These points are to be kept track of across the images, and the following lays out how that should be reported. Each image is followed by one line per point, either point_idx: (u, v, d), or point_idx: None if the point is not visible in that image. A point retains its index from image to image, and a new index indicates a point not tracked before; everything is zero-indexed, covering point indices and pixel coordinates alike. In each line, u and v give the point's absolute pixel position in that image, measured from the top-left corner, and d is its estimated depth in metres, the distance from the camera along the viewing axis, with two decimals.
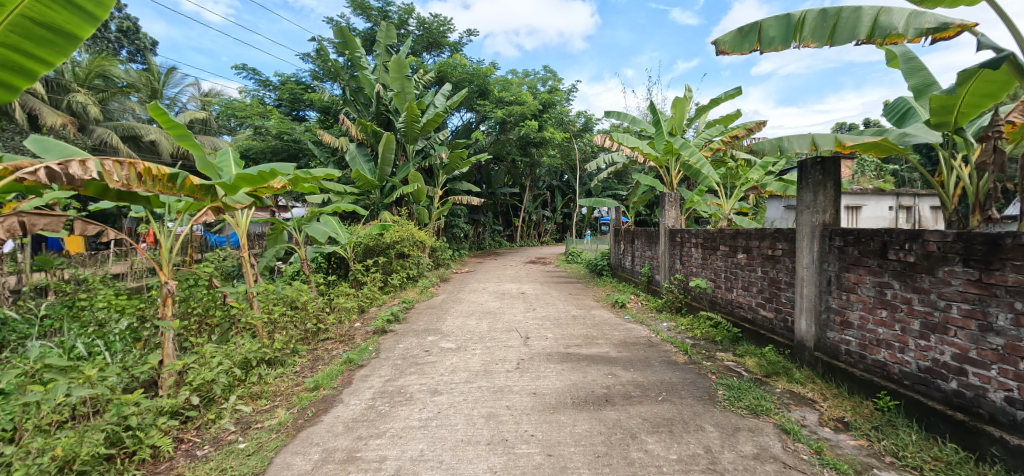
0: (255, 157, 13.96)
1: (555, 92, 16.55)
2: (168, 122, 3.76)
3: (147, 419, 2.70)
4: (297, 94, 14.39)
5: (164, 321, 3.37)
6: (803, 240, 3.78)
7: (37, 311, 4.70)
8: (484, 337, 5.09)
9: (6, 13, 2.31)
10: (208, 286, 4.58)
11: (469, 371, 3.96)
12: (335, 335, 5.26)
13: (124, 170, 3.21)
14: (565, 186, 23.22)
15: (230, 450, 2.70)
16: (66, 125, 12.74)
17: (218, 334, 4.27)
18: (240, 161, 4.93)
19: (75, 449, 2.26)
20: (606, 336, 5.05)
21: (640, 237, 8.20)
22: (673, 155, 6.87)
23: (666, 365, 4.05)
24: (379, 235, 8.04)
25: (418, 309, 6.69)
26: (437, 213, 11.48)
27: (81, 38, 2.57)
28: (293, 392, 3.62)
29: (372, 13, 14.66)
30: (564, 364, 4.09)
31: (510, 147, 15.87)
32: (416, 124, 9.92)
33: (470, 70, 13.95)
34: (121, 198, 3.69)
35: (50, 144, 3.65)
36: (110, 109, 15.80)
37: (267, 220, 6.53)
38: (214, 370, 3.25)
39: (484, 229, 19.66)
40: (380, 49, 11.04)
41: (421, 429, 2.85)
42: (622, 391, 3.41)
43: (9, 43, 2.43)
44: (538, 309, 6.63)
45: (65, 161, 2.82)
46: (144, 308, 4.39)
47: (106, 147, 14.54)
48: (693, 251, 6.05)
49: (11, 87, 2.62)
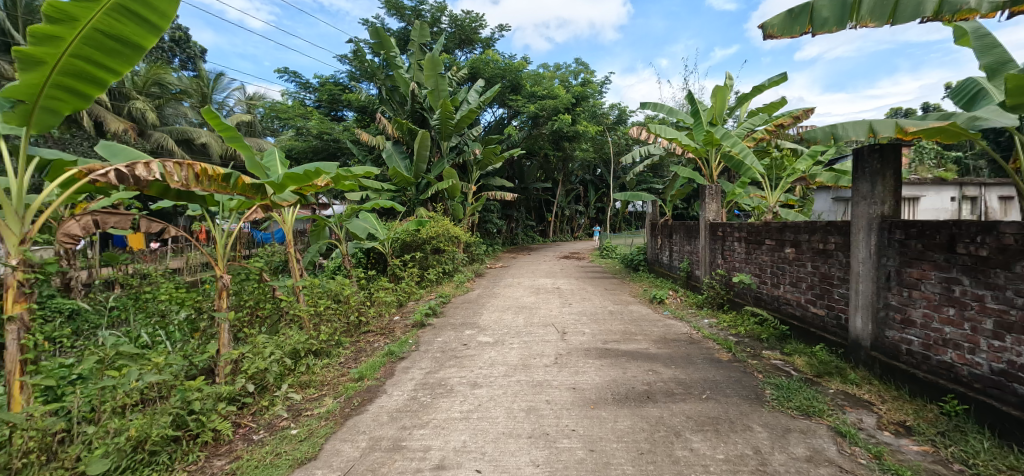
0: (297, 156, 14.50)
1: (588, 84, 16.31)
2: (219, 125, 3.97)
3: (209, 404, 2.87)
4: (335, 94, 14.84)
5: (220, 312, 3.57)
6: (858, 233, 3.56)
7: (105, 303, 5.06)
8: (521, 331, 5.12)
9: (80, 27, 2.47)
10: (259, 279, 4.85)
11: (508, 364, 3.98)
12: (376, 328, 5.39)
13: (184, 171, 3.41)
14: (598, 180, 22.95)
15: (283, 435, 2.84)
16: (128, 130, 13.69)
17: (267, 326, 4.52)
18: (286, 161, 5.12)
19: (146, 430, 2.44)
20: (645, 333, 4.95)
21: (678, 231, 7.97)
22: (714, 145, 6.65)
23: (709, 363, 3.93)
24: (415, 231, 8.19)
25: (455, 304, 6.76)
26: (471, 209, 11.57)
27: (145, 47, 2.76)
28: (339, 382, 3.77)
29: (405, 12, 14.88)
30: (603, 360, 4.04)
31: (543, 142, 15.80)
32: (451, 121, 10.02)
33: (502, 65, 13.95)
34: (180, 198, 3.94)
35: (117, 149, 3.92)
36: (166, 114, 16.85)
37: (309, 217, 6.74)
38: (267, 360, 3.43)
39: (516, 224, 19.72)
40: (414, 47, 11.20)
41: (462, 421, 2.90)
42: (664, 388, 3.34)
43: (82, 55, 2.60)
44: (574, 304, 6.60)
45: (131, 164, 3.02)
46: (200, 301, 4.70)
47: (163, 150, 15.50)
48: (735, 246, 5.83)
49: (85, 95, 2.81)
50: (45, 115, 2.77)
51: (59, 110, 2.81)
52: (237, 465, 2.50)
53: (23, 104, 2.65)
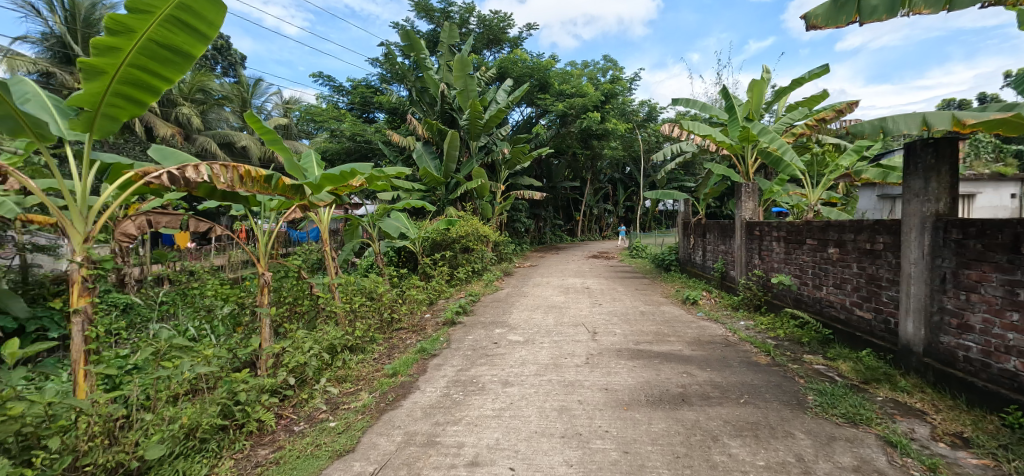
0: (331, 158, 14.94)
1: (617, 82, 16.09)
2: (261, 128, 4.15)
3: (253, 396, 3.00)
4: (367, 97, 15.20)
5: (262, 308, 3.73)
6: (909, 233, 3.37)
7: (156, 298, 5.35)
8: (551, 331, 5.11)
9: (137, 37, 2.63)
10: (297, 277, 5.03)
11: (539, 364, 3.98)
12: (408, 325, 5.51)
13: (229, 173, 3.57)
14: (627, 179, 22.64)
15: (322, 427, 2.95)
16: (175, 134, 14.46)
17: (306, 322, 4.68)
18: (322, 163, 5.28)
19: (197, 418, 2.57)
20: (678, 334, 4.85)
21: (712, 230, 7.76)
22: (750, 142, 6.43)
23: (746, 366, 3.81)
24: (445, 230, 8.30)
25: (485, 303, 6.81)
26: (500, 208, 11.61)
27: (195, 56, 2.91)
28: (374, 377, 3.87)
29: (434, 14, 15.08)
30: (635, 361, 3.98)
31: (571, 140, 15.69)
32: (480, 121, 10.10)
33: (531, 64, 13.92)
34: (225, 198, 4.14)
35: (167, 152, 4.16)
36: (210, 119, 17.70)
37: (344, 216, 6.93)
38: (306, 354, 3.56)
39: (544, 223, 19.68)
40: (444, 49, 11.33)
41: (495, 419, 2.92)
42: (699, 391, 3.26)
43: (138, 64, 2.75)
44: (604, 304, 6.53)
45: (182, 166, 3.18)
46: (243, 297, 4.92)
47: (207, 153, 16.30)
48: (774, 245, 5.63)
49: (140, 102, 2.97)
50: (105, 121, 2.95)
51: (117, 116, 2.98)
52: (280, 454, 2.62)
53: (86, 111, 2.83)
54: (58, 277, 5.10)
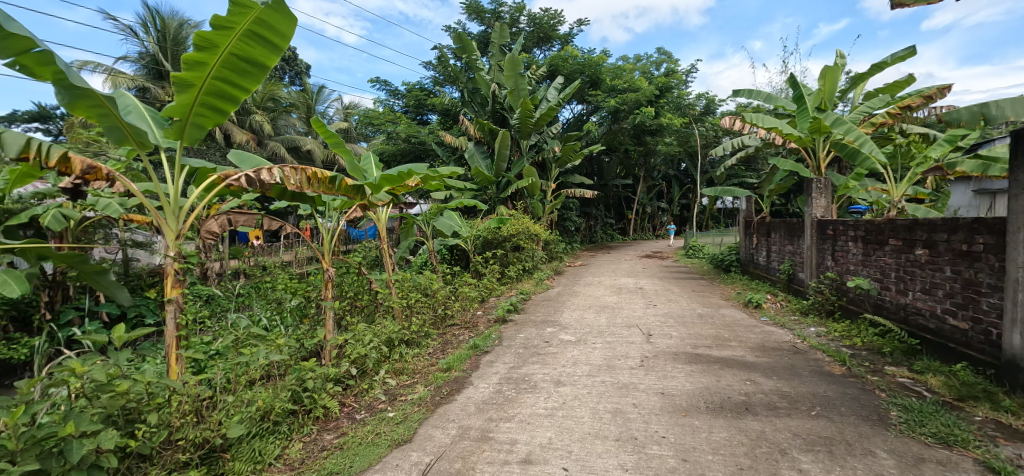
0: (387, 160, 15.58)
1: (672, 75, 15.51)
2: (326, 133, 4.40)
3: (320, 384, 3.20)
4: (421, 99, 15.70)
5: (327, 301, 3.96)
6: (1017, 232, 2.97)
7: (234, 290, 5.83)
8: (604, 331, 5.02)
9: (219, 51, 2.88)
10: (358, 273, 5.30)
11: (591, 364, 3.93)
12: (460, 322, 5.65)
13: (298, 175, 3.80)
14: (682, 175, 21.77)
15: (381, 417, 3.09)
16: (249, 140, 15.71)
17: (365, 315, 4.91)
18: (381, 164, 5.52)
19: (271, 402, 2.79)
20: (740, 339, 4.60)
21: (778, 229, 7.27)
22: (822, 133, 5.96)
23: (817, 376, 3.55)
24: (496, 228, 8.40)
25: (535, 301, 6.82)
26: (550, 206, 11.56)
27: (269, 67, 3.13)
28: (429, 371, 4.00)
29: (485, 16, 15.28)
30: (693, 366, 3.83)
31: (624, 137, 15.31)
32: (530, 120, 10.13)
33: (582, 61, 13.73)
34: (294, 198, 4.44)
35: (245, 156, 4.53)
36: (280, 126, 19.04)
37: (400, 215, 7.21)
38: (367, 346, 3.75)
39: (595, 222, 19.38)
40: (495, 49, 11.46)
41: (548, 417, 2.92)
42: (765, 400, 3.08)
43: (221, 76, 3.00)
44: (659, 305, 6.33)
45: (258, 169, 3.44)
46: (309, 291, 5.26)
47: (277, 157, 17.55)
48: (849, 246, 5.19)
49: (222, 111, 3.22)
50: (194, 130, 3.22)
51: (203, 125, 3.25)
52: (344, 440, 2.78)
53: (177, 120, 3.11)
54: (153, 270, 5.71)
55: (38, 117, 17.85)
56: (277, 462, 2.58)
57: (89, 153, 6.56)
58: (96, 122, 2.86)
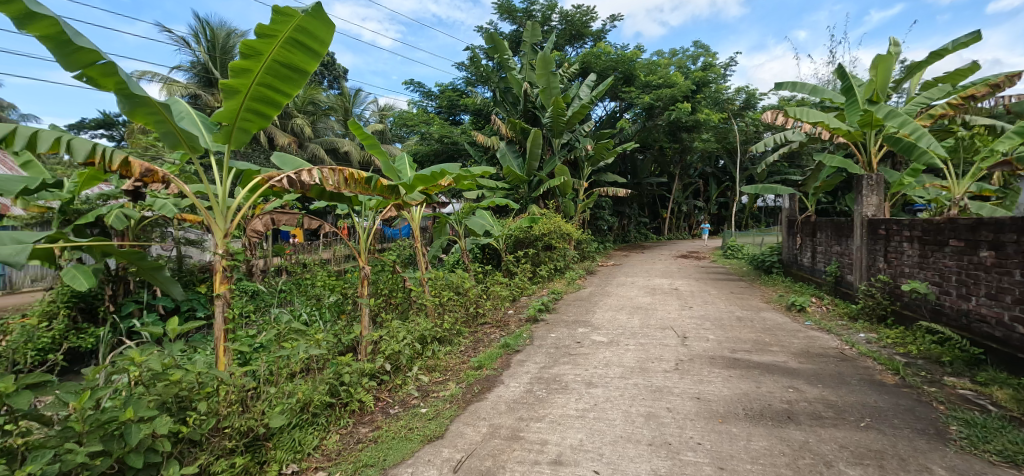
0: (421, 160, 15.87)
1: (709, 69, 15.01)
2: (362, 135, 4.52)
3: (356, 378, 3.30)
4: (454, 100, 15.90)
5: (362, 298, 4.07)
6: None
7: (277, 286, 6.11)
8: (637, 333, 4.92)
9: (263, 58, 3.01)
10: (393, 271, 5.42)
11: (624, 366, 3.86)
12: (492, 320, 5.68)
13: (336, 176, 3.93)
14: (720, 173, 21.03)
15: (414, 412, 3.15)
16: (291, 143, 16.39)
17: (399, 312, 5.02)
18: (414, 164, 5.62)
19: (309, 395, 2.90)
20: (782, 344, 4.40)
21: (824, 229, 6.90)
22: (874, 127, 5.61)
23: (867, 385, 3.34)
24: (528, 228, 8.40)
25: (567, 301, 6.77)
26: (582, 205, 11.45)
27: (309, 72, 3.24)
28: (461, 368, 4.05)
29: (517, 15, 15.27)
30: (731, 370, 3.69)
31: (658, 134, 14.96)
32: (562, 118, 10.06)
33: (615, 57, 13.50)
34: (333, 199, 4.60)
35: (287, 158, 4.73)
36: (319, 128, 19.75)
37: (433, 215, 7.34)
38: (400, 343, 3.83)
39: (628, 221, 19.03)
40: (527, 48, 11.45)
41: (579, 419, 2.89)
42: (808, 409, 2.93)
43: (264, 82, 3.14)
44: (695, 307, 6.14)
45: (299, 171, 3.59)
46: (346, 288, 5.42)
47: (316, 159, 18.22)
48: (904, 247, 4.86)
49: (266, 116, 3.36)
50: (240, 134, 3.38)
51: (249, 129, 3.40)
52: (378, 434, 2.85)
53: (226, 125, 3.28)
54: (204, 266, 6.06)
55: (105, 124, 19.30)
56: (316, 453, 2.68)
57: (148, 156, 7.03)
58: (153, 128, 3.06)
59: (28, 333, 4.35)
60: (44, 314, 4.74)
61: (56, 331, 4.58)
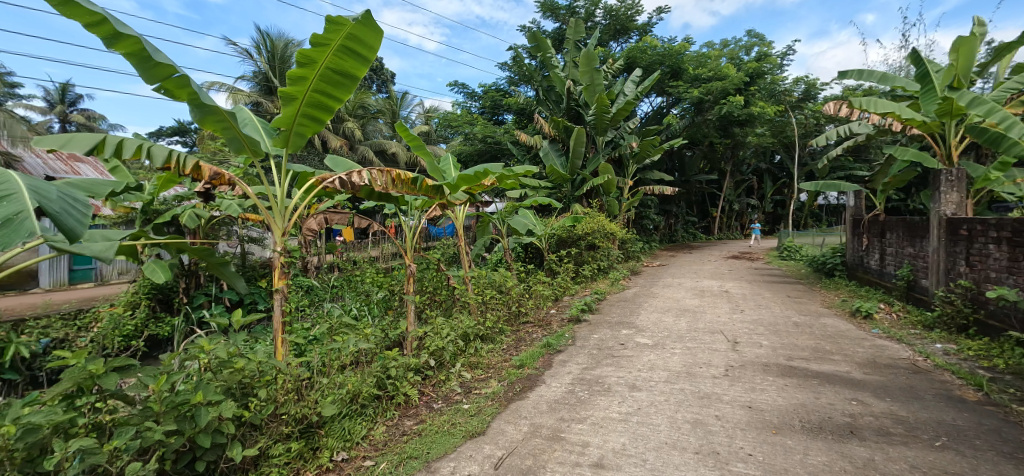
0: (465, 160, 16.15)
1: (765, 59, 14.20)
2: (409, 136, 4.65)
3: (401, 372, 3.41)
4: (497, 100, 16.03)
5: (409, 295, 4.20)
6: None
7: (329, 282, 6.42)
8: (684, 336, 4.75)
9: (318, 66, 3.17)
10: (437, 269, 5.54)
11: (670, 370, 3.74)
12: (534, 319, 5.68)
13: (384, 177, 4.07)
14: (776, 169, 19.86)
15: (457, 408, 3.21)
16: (342, 146, 17.17)
17: (443, 309, 5.13)
18: (458, 164, 5.72)
19: (359, 387, 3.02)
20: (844, 353, 4.09)
21: (895, 228, 6.34)
22: (954, 117, 5.09)
23: (944, 401, 3.04)
24: (571, 227, 8.33)
25: (611, 301, 6.66)
26: (627, 204, 11.19)
27: (358, 78, 3.37)
28: (503, 366, 4.08)
29: (560, 12, 15.13)
30: (786, 379, 3.48)
31: (708, 129, 14.35)
32: (606, 115, 9.87)
33: (662, 51, 13.07)
34: (381, 199, 4.77)
35: (339, 161, 4.96)
36: (369, 131, 20.56)
37: (476, 214, 7.44)
38: (444, 339, 3.92)
39: (675, 220, 18.40)
40: (569, 45, 11.33)
41: (622, 422, 2.83)
42: (874, 424, 2.70)
43: (318, 88, 3.30)
44: (747, 311, 5.85)
45: (349, 172, 3.75)
46: (393, 285, 5.61)
47: (366, 161, 19.00)
48: (990, 249, 4.38)
49: (319, 120, 3.53)
50: (297, 138, 3.58)
51: (306, 134, 3.60)
52: (423, 427, 2.93)
53: (284, 130, 3.48)
54: (265, 262, 6.47)
55: (179, 131, 21.08)
56: (364, 442, 2.80)
57: (216, 161, 7.61)
58: (221, 135, 3.30)
59: (115, 320, 4.85)
60: (129, 304, 5.25)
61: (138, 319, 5.06)
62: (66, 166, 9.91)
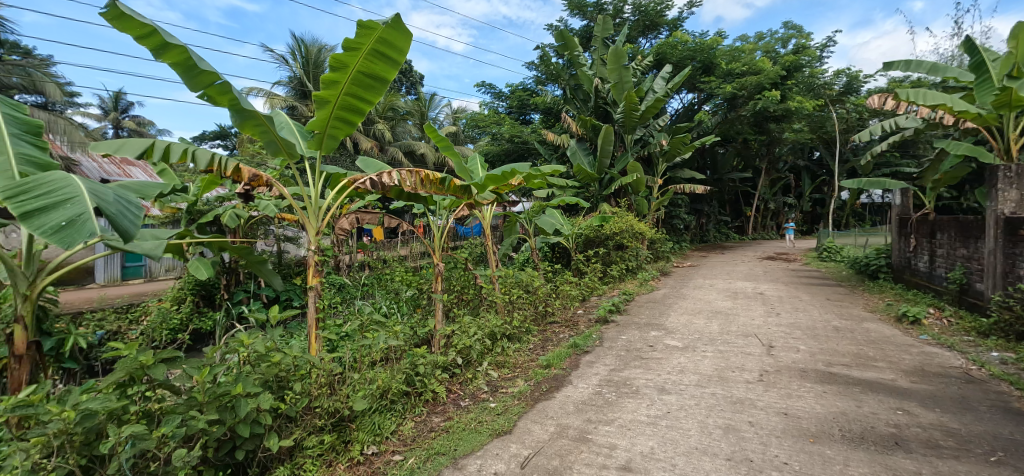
0: (492, 160, 16.24)
1: (803, 51, 13.62)
2: (437, 137, 4.72)
3: (429, 370, 3.47)
4: (524, 99, 16.05)
5: (437, 294, 4.25)
6: None
7: (360, 279, 6.59)
8: (716, 339, 4.62)
9: (350, 70, 3.26)
10: (464, 268, 5.59)
11: (701, 374, 3.65)
12: (561, 319, 5.65)
13: (413, 178, 4.14)
14: (815, 166, 19.02)
15: (484, 406, 3.23)
16: (373, 147, 17.58)
17: (470, 308, 5.17)
18: (486, 164, 5.75)
19: (389, 382, 3.09)
20: (889, 360, 3.88)
21: (947, 228, 5.96)
22: (1013, 108, 4.74)
23: (1002, 413, 2.84)
24: (598, 227, 8.25)
25: (639, 302, 6.55)
26: (656, 203, 10.97)
27: (388, 81, 3.44)
28: (529, 366, 4.08)
29: (588, 9, 14.99)
30: (825, 386, 3.33)
31: (742, 125, 13.90)
32: (635, 113, 9.71)
33: (693, 46, 12.74)
34: (410, 199, 4.85)
35: (370, 162, 5.08)
36: (399, 132, 20.97)
37: (503, 214, 7.47)
38: (471, 338, 3.95)
39: (707, 220, 17.92)
40: (597, 43, 11.20)
41: (650, 425, 2.78)
42: (922, 436, 2.55)
43: (350, 91, 3.39)
44: (783, 314, 5.63)
45: (380, 173, 3.84)
46: (421, 284, 5.70)
47: (396, 161, 19.38)
48: None
49: (351, 122, 3.62)
50: (330, 140, 3.68)
51: (338, 136, 3.69)
52: (450, 424, 2.96)
53: (318, 133, 3.59)
54: (300, 261, 6.71)
55: (221, 135, 22.11)
56: (393, 437, 2.86)
57: (255, 163, 7.94)
58: (259, 138, 3.43)
59: (163, 314, 5.14)
60: (176, 299, 5.56)
61: (184, 314, 5.35)
62: (119, 169, 10.58)
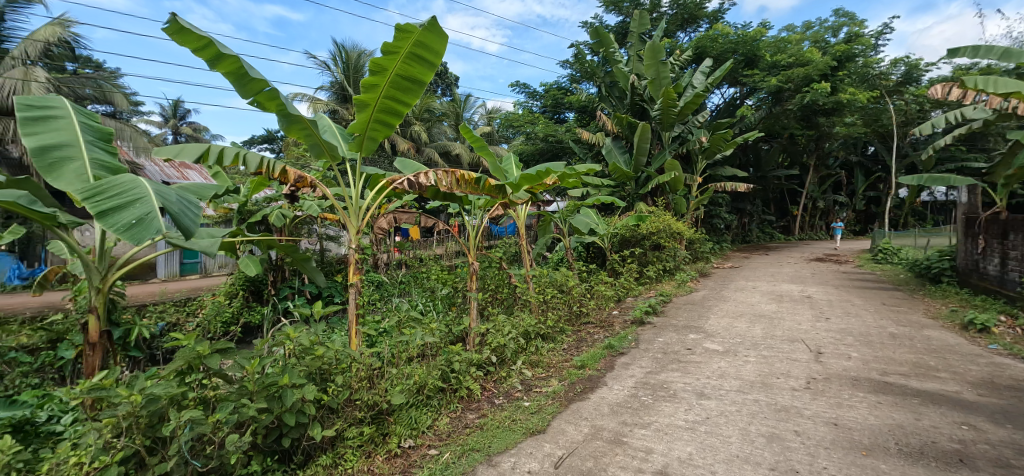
0: (526, 160, 16.26)
1: (856, 39, 12.81)
2: (473, 137, 4.78)
3: (464, 367, 3.52)
4: (559, 98, 15.95)
5: (472, 292, 4.30)
6: None
7: (397, 277, 6.76)
8: (759, 344, 4.44)
9: (388, 73, 3.35)
10: (499, 267, 5.62)
11: (742, 379, 3.51)
12: (595, 320, 5.59)
13: (449, 178, 4.20)
14: (869, 161, 17.85)
15: (517, 405, 3.25)
16: (410, 148, 17.97)
17: (504, 306, 5.21)
18: (520, 164, 5.77)
19: (425, 378, 3.15)
20: (954, 370, 3.59)
21: None
22: None
23: None
24: (634, 226, 8.08)
25: (677, 304, 6.38)
26: (695, 202, 10.63)
27: (425, 82, 3.52)
28: (563, 366, 4.06)
29: (624, 5, 14.70)
30: (879, 396, 3.13)
31: (788, 120, 13.23)
32: (673, 109, 9.44)
33: (735, 38, 12.25)
34: (446, 198, 4.94)
35: (408, 163, 5.21)
36: (434, 133, 21.33)
37: (537, 213, 7.45)
38: (506, 337, 3.97)
39: (749, 219, 17.20)
40: (633, 39, 10.98)
41: (688, 431, 2.71)
42: (990, 453, 2.35)
43: (388, 94, 3.48)
44: (832, 319, 5.32)
45: (417, 174, 3.92)
46: (456, 283, 5.78)
47: (431, 162, 19.74)
48: None
49: (389, 124, 3.72)
50: (370, 142, 3.79)
51: (377, 138, 3.81)
52: (484, 422, 2.99)
53: (358, 136, 3.71)
54: (341, 259, 6.96)
55: (269, 139, 23.23)
56: (429, 432, 2.93)
57: (300, 165, 8.30)
58: (304, 142, 3.57)
59: (217, 307, 5.50)
60: (228, 294, 5.93)
61: (235, 308, 5.69)
62: (178, 172, 11.36)
